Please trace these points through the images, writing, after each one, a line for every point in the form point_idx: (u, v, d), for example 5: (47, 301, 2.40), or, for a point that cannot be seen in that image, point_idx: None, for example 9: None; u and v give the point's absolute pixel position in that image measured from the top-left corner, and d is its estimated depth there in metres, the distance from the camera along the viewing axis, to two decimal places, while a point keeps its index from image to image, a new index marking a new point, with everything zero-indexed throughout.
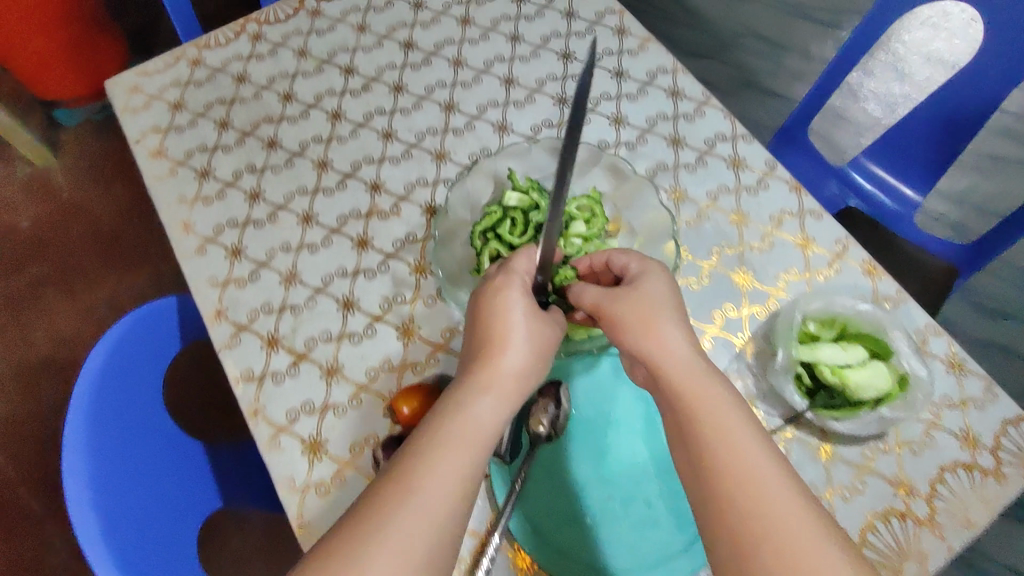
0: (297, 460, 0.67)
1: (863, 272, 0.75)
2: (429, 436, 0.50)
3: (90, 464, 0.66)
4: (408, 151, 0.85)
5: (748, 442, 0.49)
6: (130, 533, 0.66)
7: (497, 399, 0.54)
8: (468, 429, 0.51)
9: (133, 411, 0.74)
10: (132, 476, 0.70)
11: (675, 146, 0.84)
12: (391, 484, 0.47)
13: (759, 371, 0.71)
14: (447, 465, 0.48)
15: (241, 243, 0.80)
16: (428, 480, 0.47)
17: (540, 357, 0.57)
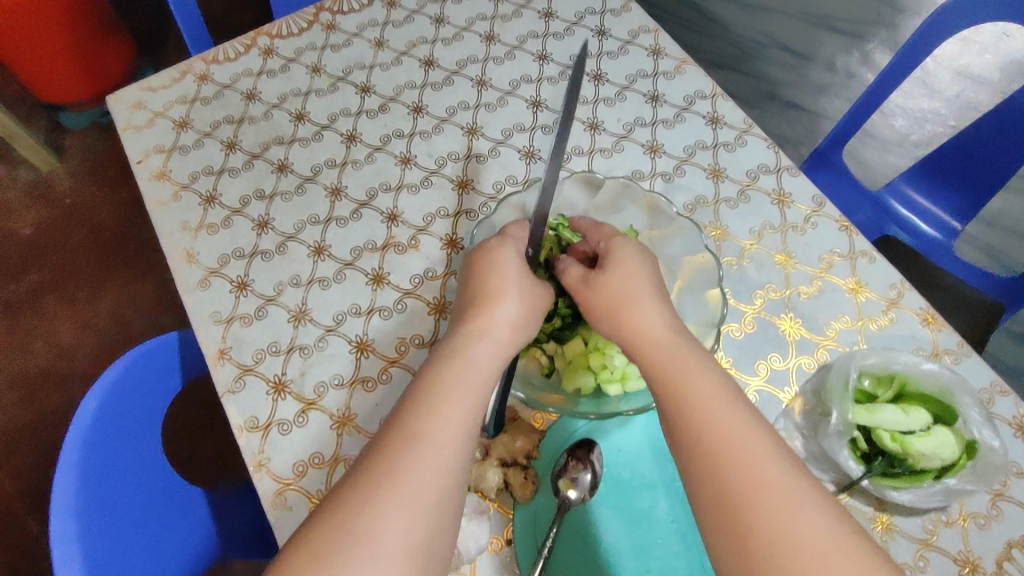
0: (304, 521, 0.62)
1: (920, 322, 0.70)
2: (425, 384, 0.48)
3: (91, 511, 0.61)
4: (428, 178, 0.79)
5: (784, 478, 0.42)
6: None
7: (495, 347, 0.52)
8: (467, 374, 0.49)
9: (129, 454, 0.69)
10: (128, 526, 0.64)
11: (715, 178, 0.78)
12: (393, 434, 0.45)
13: (809, 432, 0.64)
14: (448, 411, 0.46)
15: (248, 276, 0.75)
16: (429, 427, 0.45)
17: (535, 304, 0.55)
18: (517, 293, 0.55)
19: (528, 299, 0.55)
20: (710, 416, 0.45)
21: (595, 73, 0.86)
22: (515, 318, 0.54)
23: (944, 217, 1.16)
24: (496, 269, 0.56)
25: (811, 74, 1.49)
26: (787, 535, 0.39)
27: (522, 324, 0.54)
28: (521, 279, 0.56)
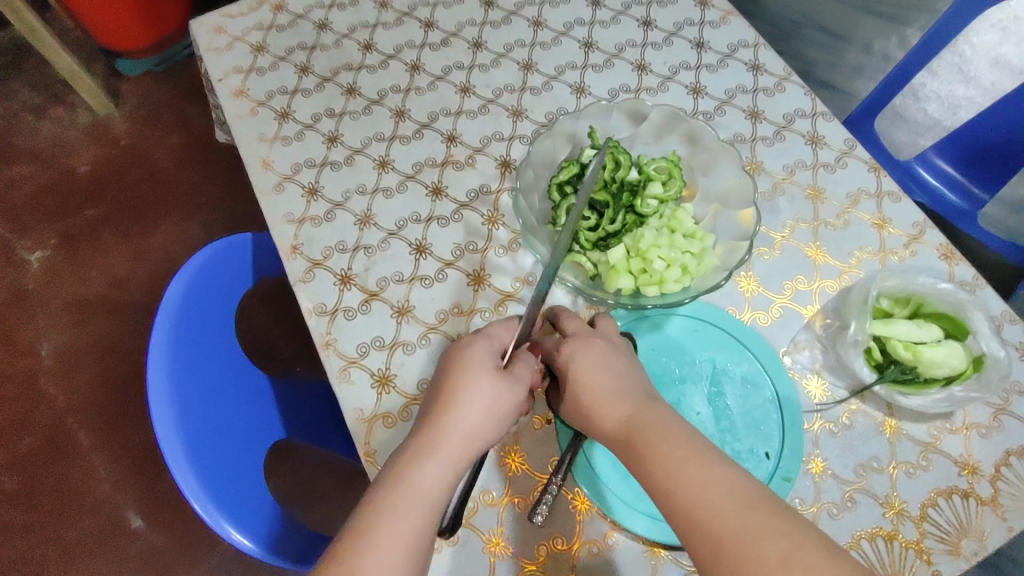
0: (367, 392, 0.69)
1: (939, 256, 0.75)
2: (371, 509, 0.49)
3: (171, 382, 0.68)
4: (485, 106, 0.86)
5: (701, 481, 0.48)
6: (207, 458, 0.67)
7: (444, 464, 0.53)
8: (412, 497, 0.50)
9: (208, 346, 0.75)
10: (202, 401, 0.70)
11: (754, 119, 0.83)
12: (330, 569, 0.46)
13: (828, 343, 0.70)
14: (388, 546, 0.47)
15: (318, 183, 0.82)
16: (369, 560, 0.46)
17: (494, 411, 0.56)
18: (476, 402, 0.55)
19: (488, 402, 0.56)
20: (643, 441, 0.52)
21: (644, 20, 0.92)
22: (472, 428, 0.55)
23: (971, 188, 1.21)
24: (461, 372, 0.57)
25: (846, 56, 1.48)
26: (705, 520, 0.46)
27: (477, 436, 0.55)
28: (484, 388, 0.56)
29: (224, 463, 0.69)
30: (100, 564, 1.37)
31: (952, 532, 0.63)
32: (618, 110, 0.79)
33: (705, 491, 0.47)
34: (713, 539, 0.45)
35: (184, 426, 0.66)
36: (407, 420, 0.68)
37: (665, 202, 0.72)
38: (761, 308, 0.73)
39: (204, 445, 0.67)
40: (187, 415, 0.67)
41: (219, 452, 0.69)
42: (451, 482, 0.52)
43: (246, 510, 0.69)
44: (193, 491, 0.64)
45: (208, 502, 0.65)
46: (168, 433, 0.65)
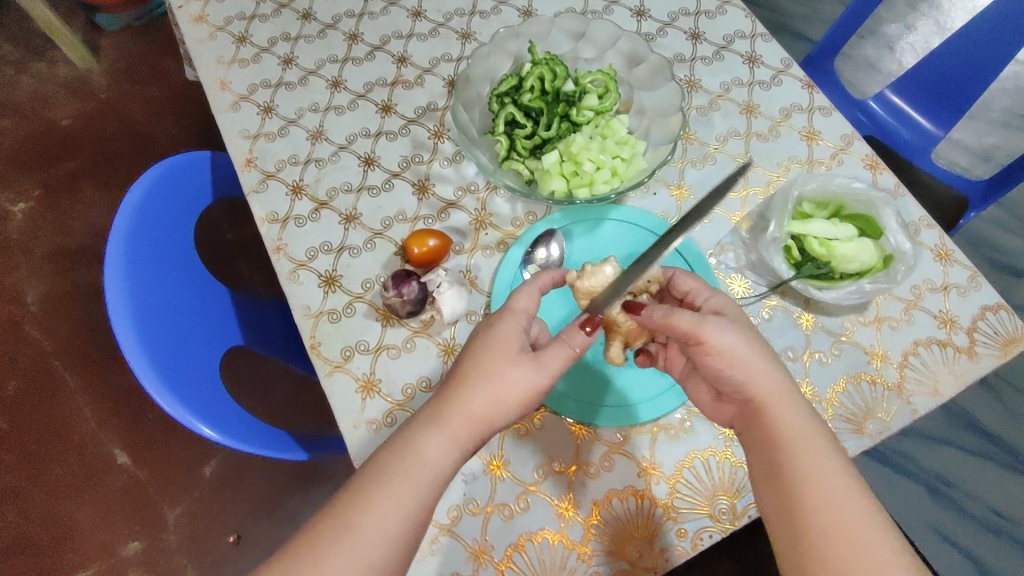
0: (314, 291, 0.73)
1: (864, 166, 0.78)
2: (373, 472, 0.52)
3: (127, 282, 0.71)
4: (435, 29, 0.88)
5: (834, 485, 0.48)
6: (164, 355, 0.71)
7: (446, 439, 0.54)
8: (414, 469, 0.52)
9: (166, 257, 0.78)
10: (160, 304, 0.74)
11: (695, 40, 0.86)
12: (331, 521, 0.50)
13: (751, 244, 0.74)
14: (384, 508, 0.50)
15: (273, 102, 0.85)
16: (364, 521, 0.49)
17: (502, 399, 0.56)
18: (485, 389, 0.55)
19: (495, 390, 0.55)
20: (783, 434, 0.52)
21: None
22: (476, 410, 0.55)
23: (926, 126, 1.24)
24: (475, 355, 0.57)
25: (822, 10, 1.55)
26: (823, 518, 0.47)
27: (483, 417, 0.55)
28: (496, 371, 0.56)
29: (184, 368, 0.73)
30: (83, 500, 1.38)
31: (858, 413, 0.67)
32: (559, 28, 0.82)
33: (837, 487, 0.48)
34: (828, 536, 0.46)
35: (144, 334, 0.70)
36: (351, 316, 0.72)
37: (602, 113, 0.75)
38: (691, 215, 0.77)
39: (163, 347, 0.71)
40: (145, 322, 0.71)
41: (175, 352, 0.73)
42: (453, 458, 0.54)
43: (210, 407, 0.72)
44: (156, 390, 0.67)
45: (173, 398, 0.68)
46: (131, 341, 0.68)
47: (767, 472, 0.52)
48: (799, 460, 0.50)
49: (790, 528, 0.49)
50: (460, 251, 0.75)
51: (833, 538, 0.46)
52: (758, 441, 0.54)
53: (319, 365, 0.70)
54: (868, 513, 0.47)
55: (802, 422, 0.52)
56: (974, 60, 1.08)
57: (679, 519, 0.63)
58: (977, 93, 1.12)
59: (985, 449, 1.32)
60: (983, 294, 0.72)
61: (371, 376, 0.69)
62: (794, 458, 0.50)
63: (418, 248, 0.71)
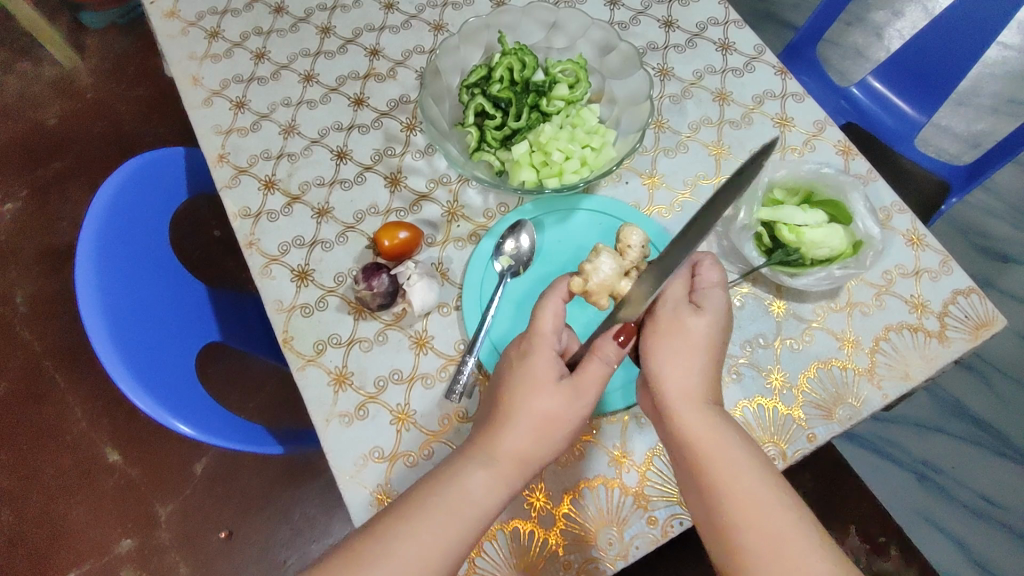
0: (286, 286, 0.73)
1: (837, 152, 0.78)
2: (414, 503, 0.52)
3: (100, 282, 0.71)
4: (407, 21, 0.88)
5: (760, 495, 0.50)
6: (139, 354, 0.70)
7: (494, 477, 0.53)
8: (460, 503, 0.52)
9: (142, 257, 0.78)
10: (135, 305, 0.74)
11: (668, 28, 0.86)
12: (367, 545, 0.49)
13: (723, 232, 0.74)
14: (423, 539, 0.49)
15: (246, 97, 0.85)
16: (403, 548, 0.49)
17: (546, 436, 0.55)
18: (534, 426, 0.55)
19: (538, 424, 0.55)
20: (706, 448, 0.52)
21: None
22: (526, 452, 0.54)
23: (907, 111, 1.23)
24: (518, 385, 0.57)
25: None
26: (748, 529, 0.48)
27: (530, 456, 0.55)
28: (546, 406, 0.55)
29: (162, 368, 0.73)
30: (76, 498, 1.39)
31: (828, 398, 0.67)
32: (530, 17, 0.81)
33: (761, 497, 0.50)
34: (754, 547, 0.48)
35: (119, 337, 0.69)
36: (323, 310, 0.72)
37: (572, 103, 0.74)
38: (663, 204, 0.76)
39: (136, 345, 0.71)
40: (119, 323, 0.70)
41: (152, 353, 0.73)
42: (496, 496, 0.53)
43: (187, 405, 0.72)
44: (131, 389, 0.67)
45: (148, 398, 0.68)
46: (103, 342, 0.68)
47: (694, 483, 0.53)
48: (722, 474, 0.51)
49: (720, 544, 0.50)
50: (432, 244, 0.75)
51: (760, 548, 0.48)
52: (680, 456, 0.54)
53: (292, 359, 0.70)
54: (793, 517, 0.49)
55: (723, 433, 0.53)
56: (954, 42, 1.07)
57: (649, 506, 0.64)
58: (958, 76, 1.11)
59: (974, 435, 1.33)
60: (954, 278, 0.71)
61: (343, 369, 0.69)
62: (718, 472, 0.51)
63: (388, 240, 0.71)
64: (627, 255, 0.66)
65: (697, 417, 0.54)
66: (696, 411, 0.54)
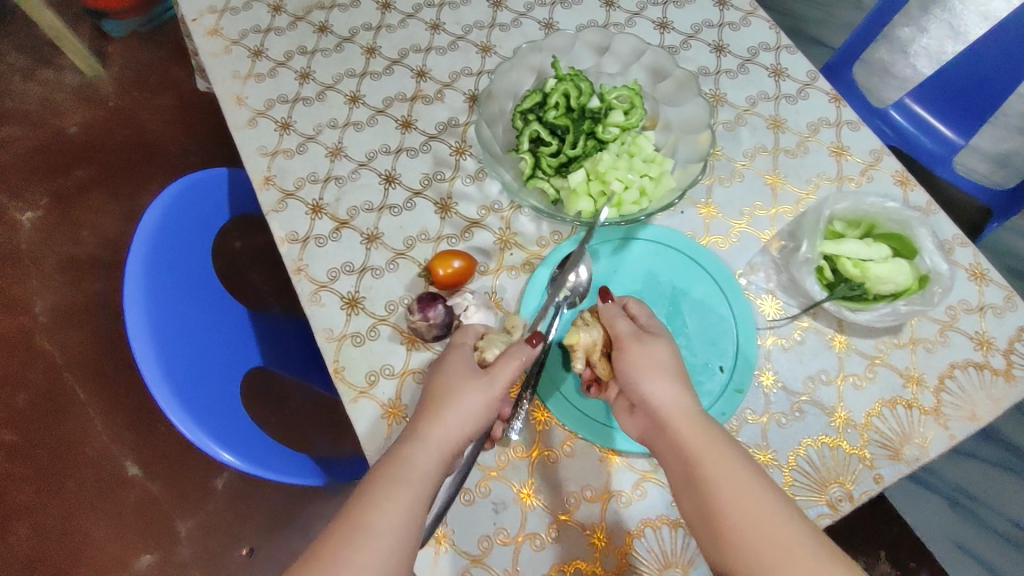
0: (337, 314, 0.72)
1: (895, 182, 0.77)
2: (370, 484, 0.52)
3: (147, 306, 0.69)
4: (454, 42, 0.87)
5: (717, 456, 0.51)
6: (186, 381, 0.69)
7: (436, 447, 0.55)
8: (409, 473, 0.52)
9: (185, 278, 0.76)
10: (179, 329, 0.72)
11: (719, 53, 0.85)
12: (334, 530, 0.48)
13: (782, 263, 0.72)
14: (387, 504, 0.49)
15: (291, 118, 0.83)
16: (372, 519, 0.48)
17: (477, 410, 0.57)
18: (464, 404, 0.57)
19: (475, 405, 0.57)
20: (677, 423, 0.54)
21: None
22: (459, 424, 0.56)
23: (946, 133, 1.22)
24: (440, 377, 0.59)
25: (837, 13, 1.53)
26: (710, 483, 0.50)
27: (462, 427, 0.57)
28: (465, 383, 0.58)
29: (209, 396, 0.71)
30: (96, 513, 1.37)
31: (894, 438, 0.66)
32: (582, 41, 0.80)
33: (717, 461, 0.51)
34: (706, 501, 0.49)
35: (166, 359, 0.68)
36: (375, 339, 0.71)
37: (628, 130, 0.73)
38: (719, 234, 0.75)
39: (183, 371, 0.69)
40: (165, 345, 0.69)
41: (197, 377, 0.71)
42: (438, 459, 0.54)
43: (233, 435, 0.70)
44: (180, 419, 0.66)
45: (197, 427, 0.67)
46: (151, 369, 0.66)
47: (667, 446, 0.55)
48: (742, 528, 0.47)
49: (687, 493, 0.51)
50: (485, 272, 0.73)
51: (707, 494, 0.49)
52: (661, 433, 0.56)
53: (343, 390, 0.69)
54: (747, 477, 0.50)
55: (740, 475, 0.49)
56: (995, 62, 1.05)
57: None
58: (997, 96, 1.09)
59: (1007, 460, 1.32)
60: (1020, 314, 0.70)
61: (397, 401, 0.68)
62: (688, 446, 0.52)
63: (443, 270, 0.70)
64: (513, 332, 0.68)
65: (690, 442, 0.52)
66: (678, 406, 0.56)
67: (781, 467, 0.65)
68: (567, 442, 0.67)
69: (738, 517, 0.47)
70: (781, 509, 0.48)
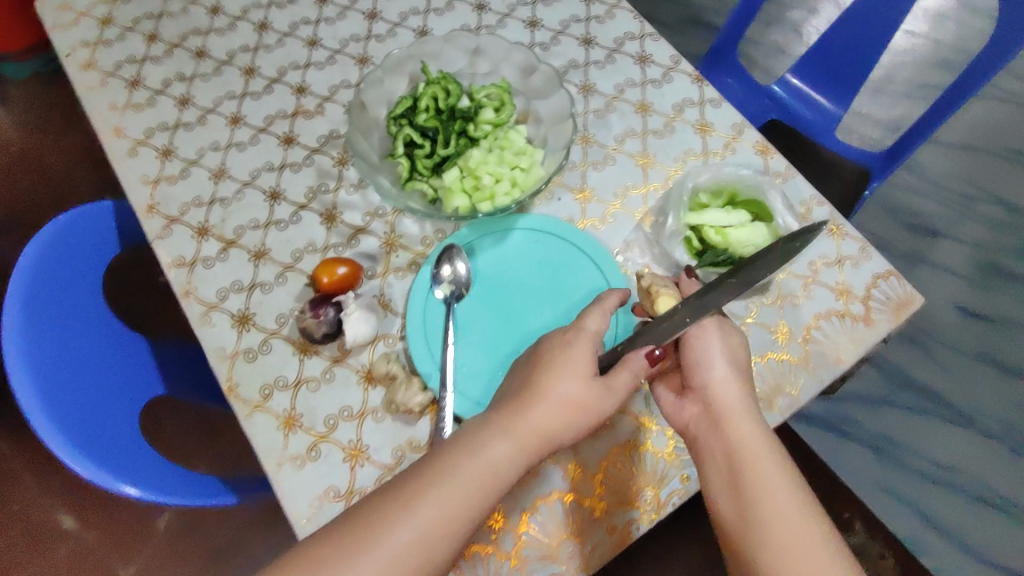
0: (227, 332, 0.73)
1: (756, 152, 0.81)
2: (439, 470, 0.56)
3: (30, 346, 0.69)
4: (332, 57, 0.88)
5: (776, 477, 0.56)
6: (78, 416, 0.68)
7: (515, 447, 0.58)
8: (481, 470, 0.56)
9: (73, 314, 0.75)
10: (67, 365, 0.71)
11: (587, 45, 0.89)
12: (390, 501, 0.54)
13: (653, 239, 0.75)
14: (448, 495, 0.54)
15: (172, 144, 0.83)
16: (427, 503, 0.54)
17: (568, 413, 0.60)
18: (557, 402, 0.59)
19: (563, 403, 0.60)
20: (741, 440, 0.58)
21: None
22: (545, 425, 0.59)
23: (825, 105, 1.29)
24: (554, 369, 0.61)
25: None
26: (768, 503, 0.55)
27: (553, 435, 0.59)
28: (573, 393, 0.60)
29: (104, 430, 0.70)
30: (34, 570, 1.33)
31: (766, 390, 0.70)
32: (452, 45, 0.83)
33: (773, 481, 0.56)
34: (766, 514, 0.54)
35: (52, 398, 0.67)
36: (268, 353, 0.72)
37: (500, 126, 0.76)
38: (595, 216, 0.78)
39: (72, 407, 0.69)
40: (51, 383, 0.68)
41: (88, 413, 0.70)
42: (516, 466, 0.57)
43: (132, 465, 0.70)
44: (68, 454, 0.65)
45: (89, 461, 0.66)
46: (37, 410, 0.65)
47: (723, 457, 0.59)
48: (783, 549, 0.52)
49: (737, 508, 0.56)
50: (373, 276, 0.75)
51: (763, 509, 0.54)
52: (718, 449, 0.59)
53: (238, 406, 0.69)
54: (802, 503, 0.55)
55: (786, 498, 0.55)
56: (868, 26, 1.13)
57: (605, 517, 0.65)
58: (875, 54, 1.15)
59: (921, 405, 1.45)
60: (874, 263, 0.75)
61: (291, 411, 0.69)
62: (750, 465, 0.57)
63: (326, 277, 0.71)
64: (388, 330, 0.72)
65: (749, 445, 0.58)
66: (746, 420, 0.60)
67: (663, 430, 0.69)
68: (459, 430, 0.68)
69: (780, 535, 0.53)
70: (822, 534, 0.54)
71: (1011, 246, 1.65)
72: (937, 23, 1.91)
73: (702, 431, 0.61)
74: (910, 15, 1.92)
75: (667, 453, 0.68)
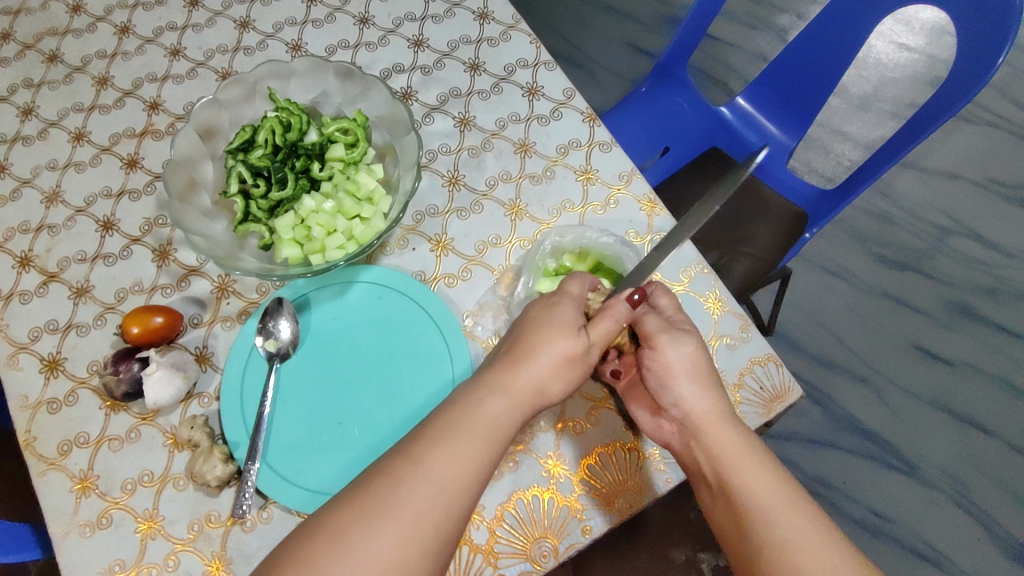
0: (33, 378, 0.67)
1: (641, 208, 0.72)
2: (437, 429, 0.52)
3: None
4: (193, 69, 0.80)
5: (768, 484, 0.53)
6: None
7: (513, 403, 0.55)
8: (485, 425, 0.53)
9: None
10: None
11: (472, 71, 0.80)
12: (395, 462, 0.50)
13: (507, 303, 0.69)
14: (456, 451, 0.50)
15: (8, 160, 0.76)
16: (434, 460, 0.49)
17: (563, 368, 0.57)
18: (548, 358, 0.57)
19: (554, 360, 0.57)
20: (728, 452, 0.55)
21: None
22: (541, 381, 0.56)
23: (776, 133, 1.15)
24: (537, 326, 0.58)
25: None
26: (766, 517, 0.51)
27: (549, 389, 0.57)
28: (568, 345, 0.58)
29: None
30: None
31: (608, 485, 0.63)
32: (302, 61, 0.72)
33: (765, 489, 0.52)
34: (762, 524, 0.50)
35: None
36: (72, 405, 0.66)
37: (350, 165, 0.68)
38: (451, 271, 0.71)
39: None
40: None
41: None
42: (514, 417, 0.55)
43: None
44: None
45: None
46: None
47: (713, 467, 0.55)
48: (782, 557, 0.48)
49: (732, 519, 0.53)
50: (198, 325, 0.69)
51: (760, 519, 0.51)
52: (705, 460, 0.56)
53: (31, 463, 0.64)
54: (802, 508, 0.51)
55: (781, 499, 0.51)
56: (822, 51, 0.98)
57: (583, 515, 0.62)
58: (828, 87, 1.01)
59: (869, 449, 1.36)
60: (752, 346, 0.68)
61: (88, 472, 0.63)
62: (737, 472, 0.54)
63: (135, 328, 0.65)
64: (206, 390, 0.66)
65: (731, 453, 0.55)
66: (720, 422, 0.57)
67: (484, 522, 0.62)
68: (265, 507, 0.62)
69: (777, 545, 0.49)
70: (826, 542, 0.49)
71: (982, 285, 1.50)
72: (935, 38, 1.73)
73: (683, 448, 0.59)
74: (907, 28, 1.75)
75: (486, 550, 0.61)
